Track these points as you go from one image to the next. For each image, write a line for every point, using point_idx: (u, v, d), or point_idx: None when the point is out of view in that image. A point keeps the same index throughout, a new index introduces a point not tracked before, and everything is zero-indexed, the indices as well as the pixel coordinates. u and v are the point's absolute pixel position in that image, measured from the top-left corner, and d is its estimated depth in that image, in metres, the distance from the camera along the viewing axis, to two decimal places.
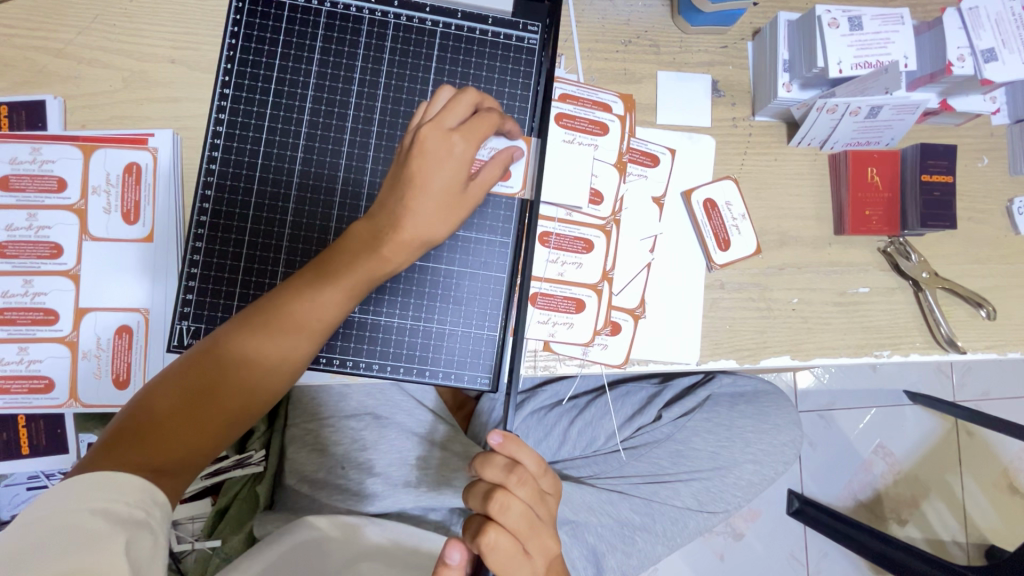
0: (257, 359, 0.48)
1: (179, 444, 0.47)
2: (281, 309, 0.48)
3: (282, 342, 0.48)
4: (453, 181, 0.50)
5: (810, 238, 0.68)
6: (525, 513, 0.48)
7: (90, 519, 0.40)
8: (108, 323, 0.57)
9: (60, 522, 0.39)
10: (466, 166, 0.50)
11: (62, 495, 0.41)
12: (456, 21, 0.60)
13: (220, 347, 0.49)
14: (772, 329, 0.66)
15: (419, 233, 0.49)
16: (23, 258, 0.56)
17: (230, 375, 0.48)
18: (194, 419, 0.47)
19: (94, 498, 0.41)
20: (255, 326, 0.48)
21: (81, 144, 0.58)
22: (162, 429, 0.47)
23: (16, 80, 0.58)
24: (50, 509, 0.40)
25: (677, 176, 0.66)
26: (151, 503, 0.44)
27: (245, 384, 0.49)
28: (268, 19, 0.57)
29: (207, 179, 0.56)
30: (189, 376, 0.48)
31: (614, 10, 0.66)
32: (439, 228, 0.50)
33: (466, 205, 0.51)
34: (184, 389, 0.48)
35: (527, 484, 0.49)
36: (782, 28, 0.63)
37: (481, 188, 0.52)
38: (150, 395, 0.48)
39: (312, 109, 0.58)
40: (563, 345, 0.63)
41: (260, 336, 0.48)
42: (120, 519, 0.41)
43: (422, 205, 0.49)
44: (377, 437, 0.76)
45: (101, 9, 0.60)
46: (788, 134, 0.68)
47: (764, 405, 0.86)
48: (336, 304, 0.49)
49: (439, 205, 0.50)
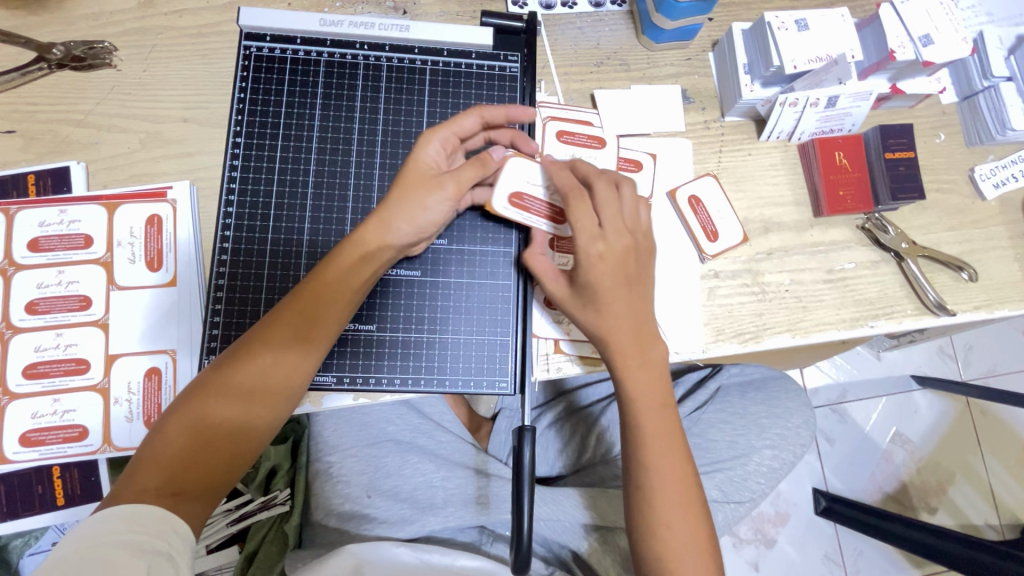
0: (251, 372, 0.51)
1: (193, 468, 0.49)
2: (278, 320, 0.52)
3: (274, 350, 0.52)
4: (427, 170, 0.56)
5: (793, 223, 0.72)
6: (686, 550, 0.55)
7: (115, 551, 0.42)
8: (139, 368, 0.59)
9: (87, 554, 0.41)
10: (441, 161, 0.57)
11: (93, 527, 0.43)
12: (443, 58, 0.65)
13: (218, 367, 0.52)
14: (768, 311, 0.69)
15: (395, 219, 0.54)
16: (54, 312, 0.59)
17: (225, 399, 0.50)
18: (202, 444, 0.49)
19: (118, 529, 0.43)
20: (249, 342, 0.52)
21: (106, 202, 0.62)
22: (172, 458, 0.48)
23: (41, 150, 0.63)
24: (84, 540, 0.42)
25: (660, 179, 0.71)
26: (173, 534, 0.45)
27: (241, 400, 0.50)
28: (272, 73, 0.63)
29: (226, 220, 0.60)
30: (192, 400, 0.50)
31: (584, 37, 0.73)
32: (413, 206, 0.55)
33: (439, 182, 0.55)
34: (188, 416, 0.50)
35: (615, 236, 0.54)
36: (738, 36, 0.69)
37: (456, 173, 0.55)
38: (159, 429, 0.50)
39: (318, 148, 0.62)
40: (575, 345, 0.65)
41: (257, 351, 0.51)
42: (141, 548, 0.43)
43: (401, 198, 0.54)
44: (401, 461, 0.78)
45: (117, 80, 0.65)
46: (758, 130, 0.73)
47: (773, 391, 0.84)
48: (322, 301, 0.53)
49: (415, 201, 0.54)
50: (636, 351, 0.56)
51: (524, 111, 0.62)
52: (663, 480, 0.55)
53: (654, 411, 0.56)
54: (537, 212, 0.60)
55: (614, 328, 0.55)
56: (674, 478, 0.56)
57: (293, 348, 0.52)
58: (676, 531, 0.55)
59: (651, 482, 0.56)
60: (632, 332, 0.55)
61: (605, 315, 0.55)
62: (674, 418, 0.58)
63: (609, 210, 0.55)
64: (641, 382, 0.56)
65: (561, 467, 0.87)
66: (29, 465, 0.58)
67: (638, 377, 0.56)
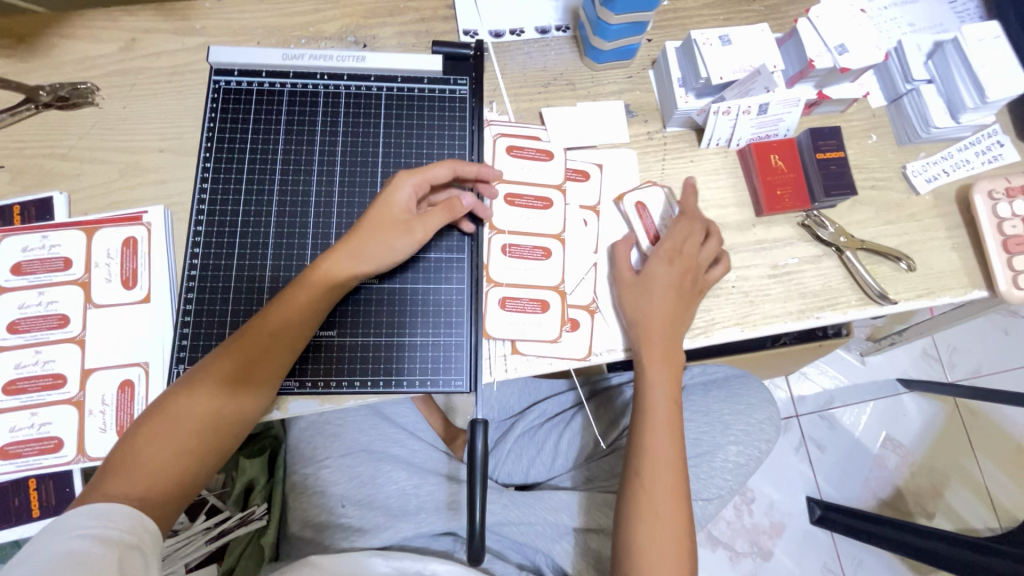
0: (221, 390, 0.55)
1: (160, 476, 0.52)
2: (247, 339, 0.56)
3: (246, 368, 0.55)
4: (399, 208, 0.61)
5: (737, 223, 0.76)
6: (666, 543, 0.63)
7: (82, 543, 0.44)
8: (112, 380, 0.62)
9: (54, 549, 0.43)
10: (412, 203, 0.61)
11: (62, 522, 0.46)
12: (397, 84, 0.71)
13: (189, 383, 0.55)
14: (716, 306, 0.73)
15: (366, 253, 0.59)
16: (34, 331, 0.63)
17: (193, 414, 0.54)
18: (174, 453, 0.53)
19: (86, 525, 0.46)
20: (218, 358, 0.55)
21: (85, 227, 0.66)
22: (145, 467, 0.51)
23: (27, 183, 0.68)
24: (55, 534, 0.45)
25: (608, 187, 0.75)
26: (143, 531, 0.48)
27: (210, 415, 0.54)
28: (239, 103, 0.68)
29: (196, 239, 0.64)
30: (163, 413, 0.53)
31: (532, 60, 0.79)
32: (382, 243, 0.60)
33: (408, 224, 0.60)
34: (160, 428, 0.53)
35: (687, 261, 0.68)
36: (672, 54, 0.75)
37: (425, 219, 0.61)
38: (129, 440, 0.53)
39: (281, 168, 0.67)
40: (529, 345, 0.67)
41: (225, 368, 0.55)
42: (110, 540, 0.45)
43: (373, 234, 0.59)
44: (374, 470, 0.80)
45: (98, 117, 0.71)
46: (698, 138, 0.78)
47: (737, 388, 0.86)
48: (291, 323, 0.57)
49: (382, 242, 0.59)
50: (666, 346, 0.67)
51: (495, 170, 0.66)
52: (662, 468, 0.65)
53: (664, 405, 0.68)
54: (647, 224, 0.73)
55: (655, 321, 0.66)
56: (670, 469, 0.65)
57: (257, 369, 0.56)
58: (661, 510, 0.64)
59: (653, 462, 0.65)
60: (666, 327, 0.67)
61: (653, 306, 0.67)
62: (678, 416, 0.68)
63: (711, 246, 0.70)
64: (661, 376, 0.67)
65: (537, 475, 0.89)
66: (8, 477, 0.60)
67: (660, 371, 0.67)
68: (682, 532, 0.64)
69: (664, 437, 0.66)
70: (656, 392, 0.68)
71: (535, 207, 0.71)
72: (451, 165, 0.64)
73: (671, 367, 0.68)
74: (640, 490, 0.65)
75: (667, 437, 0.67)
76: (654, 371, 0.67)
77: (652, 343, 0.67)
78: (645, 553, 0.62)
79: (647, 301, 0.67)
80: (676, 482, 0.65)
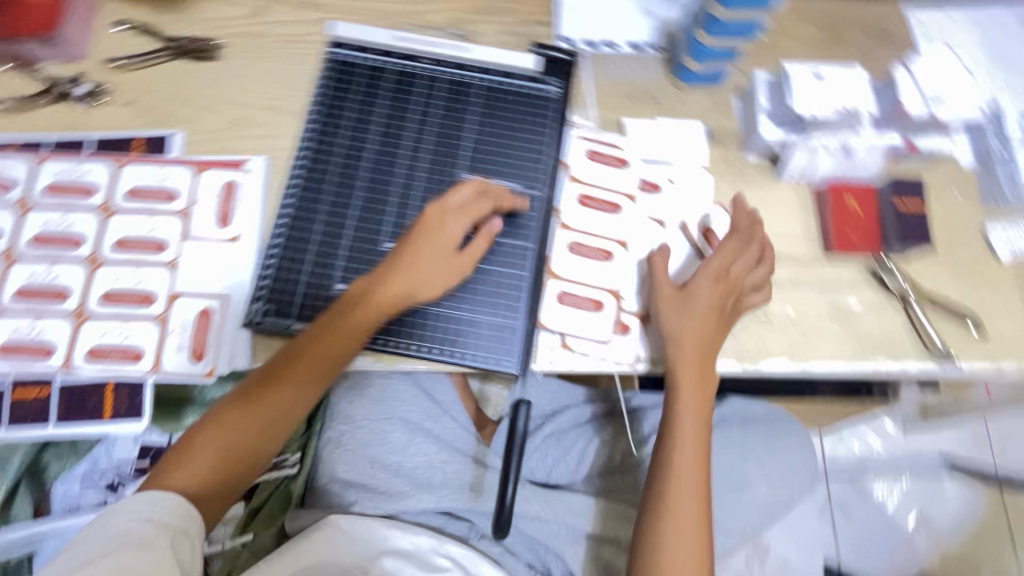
0: (267, 402, 0.62)
1: (210, 473, 0.60)
2: (293, 357, 0.62)
3: (291, 380, 0.62)
4: (444, 248, 0.65)
5: (802, 257, 0.76)
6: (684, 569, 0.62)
7: (138, 526, 0.54)
8: (194, 307, 0.67)
9: (116, 530, 0.53)
10: (455, 240, 0.66)
11: (129, 507, 0.56)
12: (493, 76, 0.75)
13: (241, 395, 0.63)
14: (770, 336, 0.72)
15: (410, 289, 0.64)
16: (135, 251, 0.69)
17: (243, 420, 0.62)
18: (220, 454, 0.61)
19: (145, 509, 0.55)
20: (265, 374, 0.63)
21: (195, 166, 0.73)
22: (197, 464, 0.60)
23: (150, 120, 0.75)
24: (122, 513, 0.55)
25: (678, 203, 0.76)
26: (192, 521, 0.57)
27: (256, 423, 0.62)
28: (348, 75, 0.74)
29: (290, 191, 0.70)
30: (217, 420, 0.62)
31: (621, 73, 0.81)
32: (426, 283, 0.65)
33: (456, 266, 0.66)
34: (213, 431, 0.61)
35: (725, 280, 0.69)
36: (761, 84, 0.77)
37: (468, 257, 0.66)
38: (189, 434, 0.62)
39: (376, 138, 0.71)
40: (580, 341, 0.69)
41: (272, 382, 0.62)
42: (163, 525, 0.55)
43: (416, 271, 0.64)
44: (406, 440, 0.83)
45: (220, 71, 0.78)
46: (774, 169, 0.78)
47: (776, 424, 0.85)
48: (334, 346, 0.62)
49: (426, 274, 0.64)
50: (694, 371, 0.67)
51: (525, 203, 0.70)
52: (683, 490, 0.65)
53: (689, 425, 0.68)
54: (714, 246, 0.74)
55: (688, 337, 0.67)
56: (690, 493, 0.65)
57: (299, 386, 0.63)
58: (680, 535, 0.63)
59: (673, 482, 0.65)
60: (698, 343, 0.67)
61: (688, 323, 0.67)
62: (704, 436, 0.68)
63: (755, 270, 0.71)
64: (688, 393, 0.67)
65: (558, 477, 0.87)
66: (87, 378, 0.65)
67: (687, 387, 0.67)
68: (699, 558, 0.63)
69: (688, 464, 0.66)
70: (682, 414, 0.68)
71: (604, 211, 0.73)
72: (489, 202, 0.67)
73: (698, 391, 0.68)
74: (659, 507, 0.65)
75: (693, 459, 0.66)
76: (684, 380, 0.67)
77: (681, 358, 0.67)
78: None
79: (673, 314, 0.68)
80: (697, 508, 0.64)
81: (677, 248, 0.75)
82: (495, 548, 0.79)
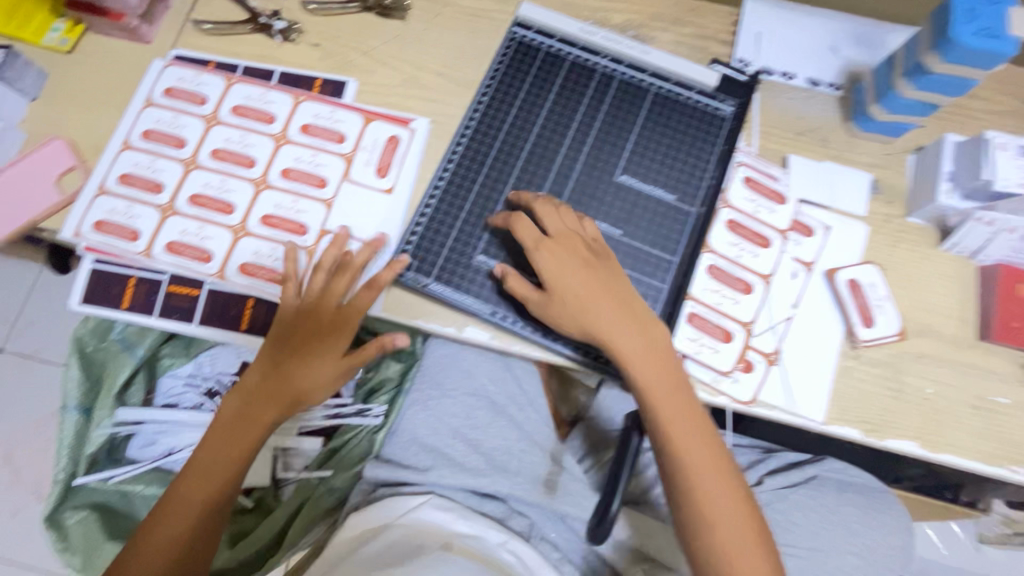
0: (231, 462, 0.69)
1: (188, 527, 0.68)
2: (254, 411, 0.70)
3: (254, 421, 0.70)
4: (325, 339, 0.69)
5: (953, 337, 0.71)
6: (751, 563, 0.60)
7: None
8: (341, 246, 0.71)
9: None
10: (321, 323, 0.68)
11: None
12: (668, 86, 0.74)
13: (216, 458, 0.69)
14: (901, 411, 0.68)
15: (314, 380, 0.69)
16: (299, 183, 0.73)
17: (216, 483, 0.69)
18: (197, 512, 0.68)
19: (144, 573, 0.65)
20: (234, 440, 0.69)
21: (365, 115, 0.76)
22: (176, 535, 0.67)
23: (331, 64, 0.79)
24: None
25: (829, 251, 0.73)
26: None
27: (225, 478, 0.69)
28: (526, 57, 0.75)
29: (450, 157, 0.72)
30: (197, 480, 0.68)
31: (793, 106, 0.78)
32: (328, 371, 0.70)
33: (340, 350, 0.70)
34: (189, 502, 0.68)
35: (564, 241, 0.65)
36: (948, 146, 0.71)
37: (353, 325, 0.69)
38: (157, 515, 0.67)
39: (541, 124, 0.73)
40: (701, 367, 0.67)
41: (247, 438, 0.69)
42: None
43: (310, 359, 0.69)
44: (490, 419, 0.83)
45: (402, 30, 0.81)
46: (939, 238, 0.74)
47: (876, 500, 0.79)
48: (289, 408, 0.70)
49: (318, 377, 0.69)
50: (666, 379, 0.62)
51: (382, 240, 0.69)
52: (717, 487, 0.62)
53: (677, 408, 0.62)
54: (857, 302, 0.70)
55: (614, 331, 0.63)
56: (723, 485, 0.62)
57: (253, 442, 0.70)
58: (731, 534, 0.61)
59: (693, 476, 0.62)
60: (627, 326, 0.63)
61: (614, 324, 0.63)
62: (703, 416, 0.64)
63: (553, 220, 0.65)
64: (664, 386, 0.62)
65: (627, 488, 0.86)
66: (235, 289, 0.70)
67: (657, 380, 0.62)
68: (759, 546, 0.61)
69: (703, 453, 0.62)
70: (668, 412, 0.62)
71: (752, 242, 0.71)
72: (354, 271, 0.68)
73: (671, 380, 0.62)
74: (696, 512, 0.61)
75: (700, 444, 0.62)
76: (647, 380, 0.62)
77: (630, 356, 0.62)
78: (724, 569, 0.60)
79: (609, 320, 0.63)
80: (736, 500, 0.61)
81: (820, 297, 0.71)
82: (554, 554, 0.78)
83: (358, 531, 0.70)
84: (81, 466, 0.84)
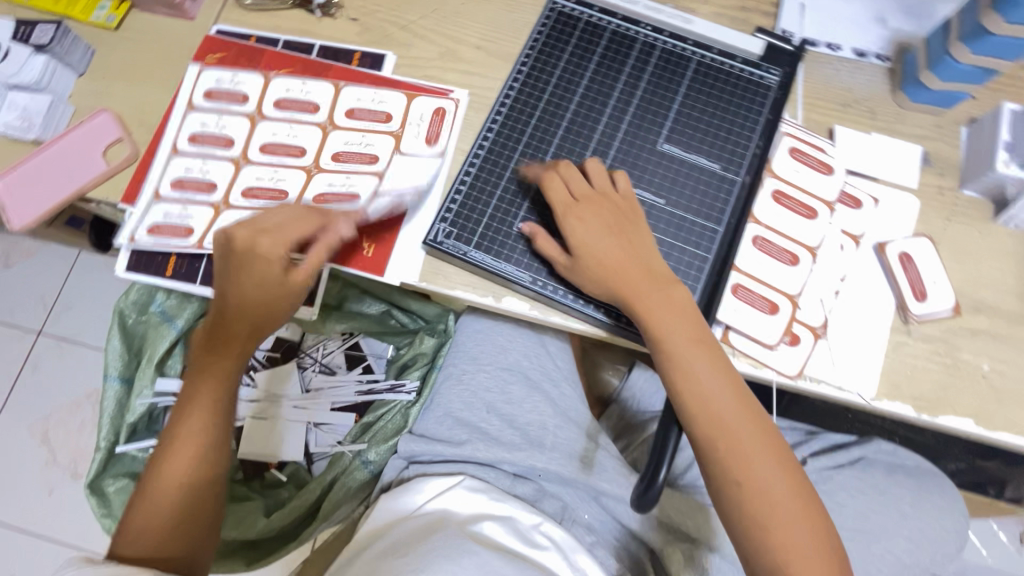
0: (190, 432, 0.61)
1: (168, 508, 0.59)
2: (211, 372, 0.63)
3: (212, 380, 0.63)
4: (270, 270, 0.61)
5: (1012, 313, 0.68)
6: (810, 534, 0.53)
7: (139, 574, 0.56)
8: (382, 215, 0.71)
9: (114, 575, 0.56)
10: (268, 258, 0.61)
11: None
12: (711, 55, 0.73)
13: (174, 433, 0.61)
14: (955, 388, 0.65)
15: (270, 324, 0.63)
16: (345, 157, 0.74)
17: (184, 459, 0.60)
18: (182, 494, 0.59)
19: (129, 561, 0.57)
20: (189, 413, 0.62)
21: (405, 89, 0.76)
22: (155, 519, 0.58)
23: (369, 39, 0.80)
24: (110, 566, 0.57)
25: (878, 224, 0.71)
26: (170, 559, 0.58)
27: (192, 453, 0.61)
28: (567, 26, 0.74)
29: (490, 127, 0.71)
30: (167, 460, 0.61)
31: (839, 78, 0.76)
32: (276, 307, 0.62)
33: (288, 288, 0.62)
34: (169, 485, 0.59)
35: (597, 196, 0.64)
36: (1005, 115, 0.69)
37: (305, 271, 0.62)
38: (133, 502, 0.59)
39: (583, 94, 0.72)
40: (745, 339, 0.65)
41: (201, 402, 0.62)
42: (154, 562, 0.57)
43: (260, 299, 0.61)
44: (525, 395, 0.81)
45: (439, 4, 0.81)
46: (995, 212, 0.71)
47: (926, 483, 0.76)
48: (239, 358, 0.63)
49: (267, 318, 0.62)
50: (687, 325, 0.59)
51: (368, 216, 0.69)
52: (758, 448, 0.55)
53: (707, 365, 0.58)
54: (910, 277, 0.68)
55: (634, 285, 0.60)
56: (763, 444, 0.56)
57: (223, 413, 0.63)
58: (785, 502, 0.54)
59: (727, 438, 0.56)
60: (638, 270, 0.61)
61: (627, 271, 0.61)
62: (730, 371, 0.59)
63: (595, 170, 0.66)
64: (680, 335, 0.59)
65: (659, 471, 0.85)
66: None
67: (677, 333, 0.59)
68: (817, 517, 0.54)
69: (734, 407, 0.57)
70: (697, 370, 0.58)
71: (797, 212, 0.69)
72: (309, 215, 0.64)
73: (694, 330, 0.59)
74: (740, 476, 0.55)
75: (732, 395, 0.57)
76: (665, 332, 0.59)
77: (648, 308, 0.59)
78: (780, 541, 0.53)
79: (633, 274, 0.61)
80: (782, 462, 0.55)
81: (870, 270, 0.69)
82: (588, 537, 0.77)
83: (386, 520, 0.71)
84: (121, 434, 0.86)
